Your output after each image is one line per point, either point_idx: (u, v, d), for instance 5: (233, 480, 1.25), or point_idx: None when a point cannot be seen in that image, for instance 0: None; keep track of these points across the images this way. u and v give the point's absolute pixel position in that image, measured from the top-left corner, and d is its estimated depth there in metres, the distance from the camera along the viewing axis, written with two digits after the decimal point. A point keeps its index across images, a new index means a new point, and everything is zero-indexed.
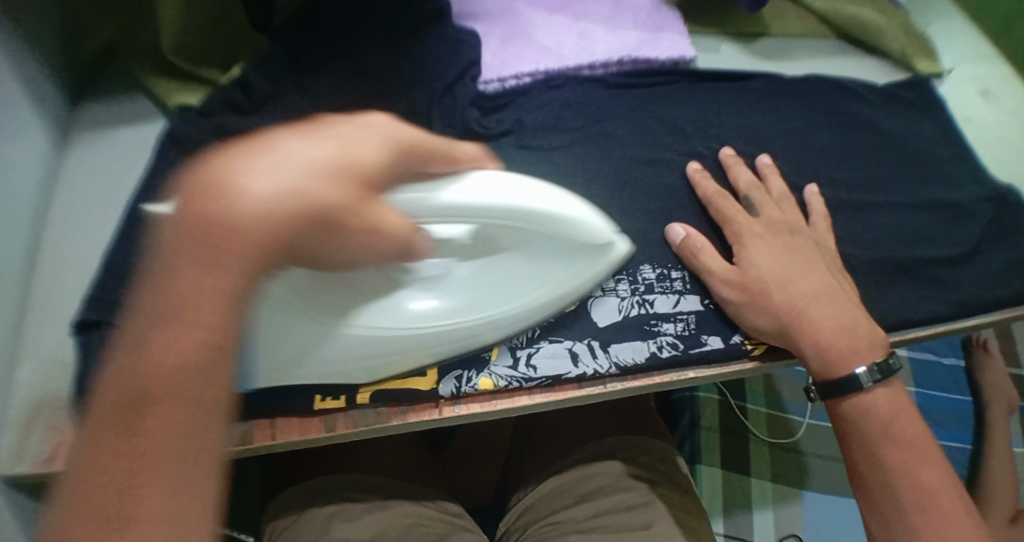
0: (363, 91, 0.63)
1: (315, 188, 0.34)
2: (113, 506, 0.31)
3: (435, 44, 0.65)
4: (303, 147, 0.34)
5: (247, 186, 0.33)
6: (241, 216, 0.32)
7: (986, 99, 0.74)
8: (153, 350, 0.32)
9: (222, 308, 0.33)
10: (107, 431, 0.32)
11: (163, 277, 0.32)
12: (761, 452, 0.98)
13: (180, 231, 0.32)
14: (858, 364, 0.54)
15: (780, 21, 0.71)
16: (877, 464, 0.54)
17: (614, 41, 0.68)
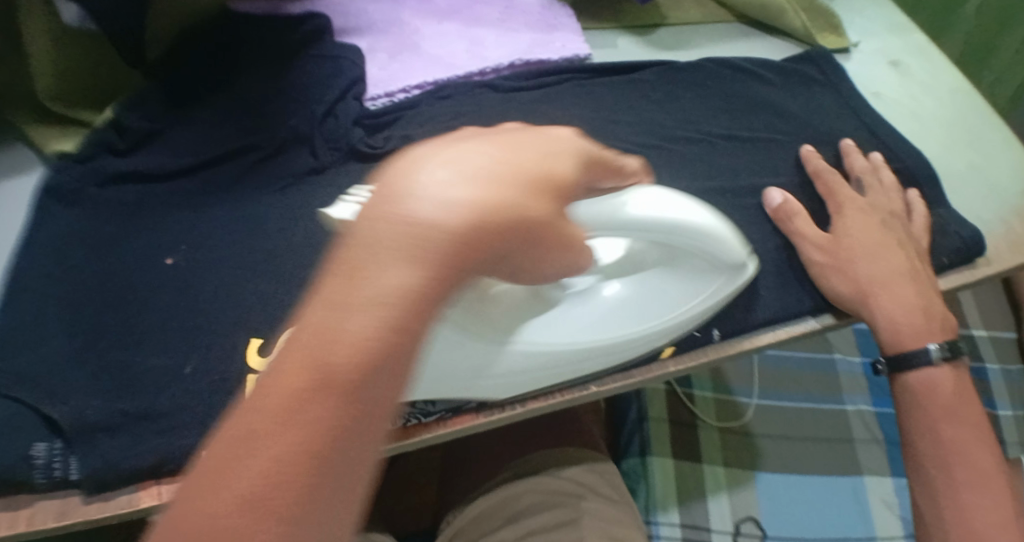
0: (243, 120, 0.61)
1: (523, 191, 0.32)
2: (316, 509, 0.27)
3: (318, 65, 0.63)
4: (527, 151, 0.34)
5: (430, 185, 0.30)
6: (440, 207, 0.30)
7: (896, 68, 0.72)
8: (341, 340, 0.28)
9: (398, 284, 0.29)
10: (256, 430, 0.27)
11: (351, 269, 0.29)
12: (710, 440, 0.99)
13: (430, 232, 0.29)
14: (930, 341, 0.56)
15: (677, 10, 0.70)
16: (937, 439, 0.57)
17: (506, 43, 0.65)
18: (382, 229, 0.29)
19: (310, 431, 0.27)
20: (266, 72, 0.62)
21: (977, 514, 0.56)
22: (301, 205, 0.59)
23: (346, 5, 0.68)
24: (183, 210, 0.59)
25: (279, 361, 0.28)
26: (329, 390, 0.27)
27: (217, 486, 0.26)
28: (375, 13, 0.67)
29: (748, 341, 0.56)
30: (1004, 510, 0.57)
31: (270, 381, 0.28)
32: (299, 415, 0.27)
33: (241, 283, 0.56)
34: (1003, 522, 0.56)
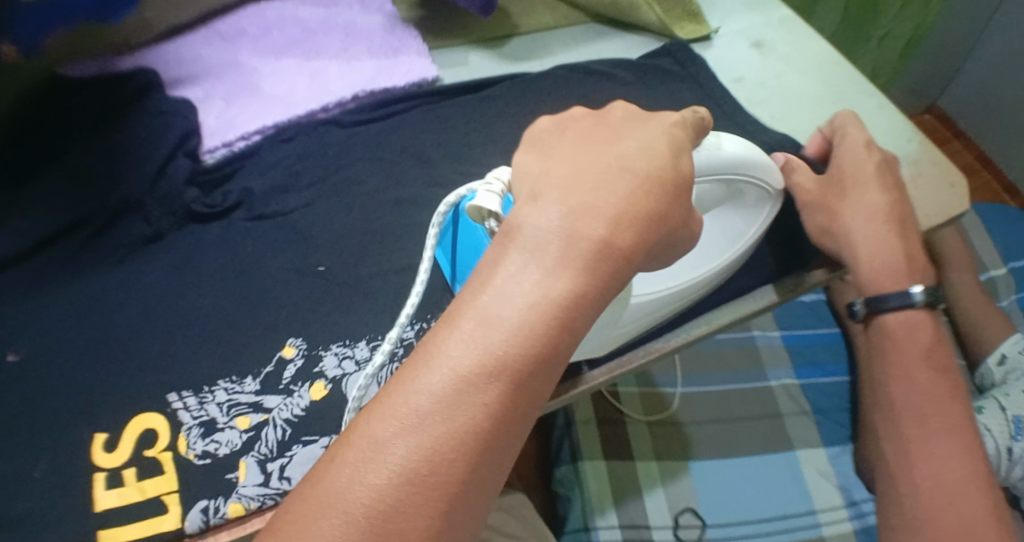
0: (68, 191, 0.56)
1: (649, 189, 0.37)
2: (486, 462, 0.32)
3: (146, 122, 0.59)
4: (590, 165, 0.38)
5: (556, 208, 0.36)
6: (585, 219, 0.36)
7: (762, 50, 0.71)
8: (497, 330, 0.33)
9: (540, 299, 0.34)
10: (419, 412, 0.32)
11: (497, 280, 0.34)
12: (640, 434, 0.96)
13: (579, 240, 0.35)
14: (912, 284, 0.56)
15: (528, 17, 0.67)
16: (911, 382, 0.57)
17: (350, 74, 0.62)
18: (526, 244, 0.35)
19: (483, 413, 0.32)
20: (90, 137, 0.58)
21: (937, 451, 0.57)
22: (146, 280, 0.55)
23: (179, 52, 0.64)
24: (16, 301, 0.53)
25: (433, 364, 0.33)
26: (494, 376, 0.33)
27: (372, 466, 0.31)
28: (210, 57, 0.63)
29: (617, 363, 0.54)
30: (962, 447, 0.57)
31: (423, 376, 0.33)
32: (456, 404, 0.32)
33: (82, 376, 0.51)
34: (957, 459, 0.57)
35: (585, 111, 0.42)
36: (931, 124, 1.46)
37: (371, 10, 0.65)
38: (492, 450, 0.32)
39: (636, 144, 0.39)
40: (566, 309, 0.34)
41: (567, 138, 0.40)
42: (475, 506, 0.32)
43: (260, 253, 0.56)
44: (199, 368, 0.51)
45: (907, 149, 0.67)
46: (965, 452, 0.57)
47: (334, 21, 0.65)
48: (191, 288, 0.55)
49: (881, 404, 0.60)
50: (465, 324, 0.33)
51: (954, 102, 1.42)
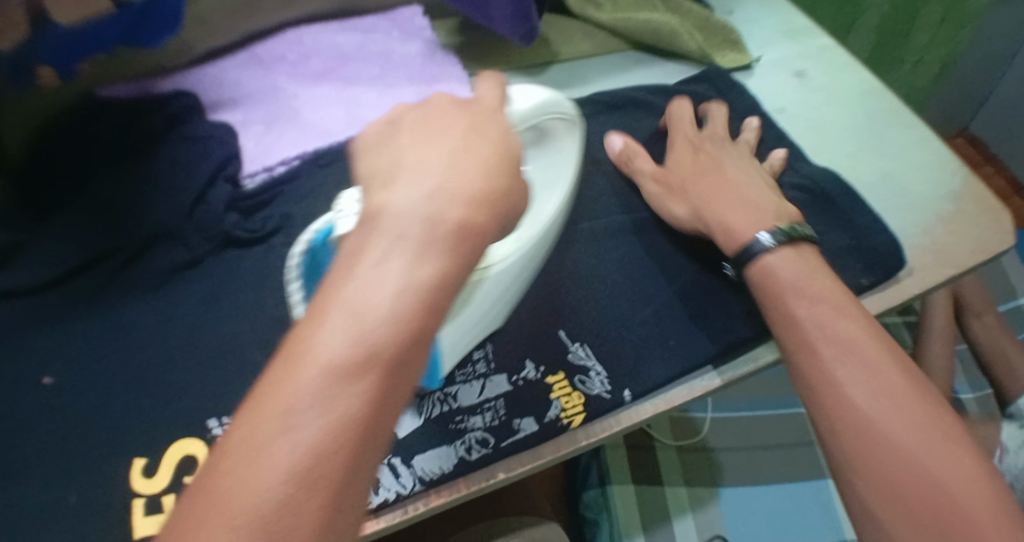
0: (105, 217, 0.57)
1: (490, 170, 0.40)
2: (368, 451, 0.31)
3: (183, 148, 0.59)
4: (444, 141, 0.40)
5: (410, 189, 0.37)
6: (443, 202, 0.37)
7: (801, 79, 0.70)
8: (369, 315, 0.32)
9: (403, 277, 0.33)
10: (297, 404, 0.30)
11: (370, 259, 0.34)
12: (669, 460, 0.95)
13: (440, 221, 0.36)
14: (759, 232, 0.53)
15: (567, 44, 0.67)
16: (804, 341, 0.49)
17: (387, 102, 0.62)
18: (390, 227, 0.35)
19: (361, 399, 0.31)
20: (120, 165, 0.58)
21: (854, 390, 0.46)
22: (185, 305, 0.56)
23: (220, 75, 0.63)
24: (60, 323, 0.55)
25: (302, 367, 0.31)
26: (376, 363, 0.32)
27: (259, 464, 0.30)
28: (249, 82, 0.63)
29: (660, 402, 0.53)
30: (890, 384, 0.46)
31: (298, 374, 0.31)
32: (332, 394, 0.31)
33: (124, 401, 0.52)
34: (892, 393, 0.46)
35: (410, 109, 0.45)
36: (964, 148, 1.44)
37: (408, 38, 0.66)
38: (368, 445, 0.31)
39: (468, 135, 0.41)
40: (426, 289, 0.34)
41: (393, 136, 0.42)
42: (359, 496, 0.31)
43: None
44: (238, 394, 0.53)
45: (948, 183, 0.66)
46: (883, 374, 0.47)
47: (371, 48, 0.65)
48: (227, 315, 0.55)
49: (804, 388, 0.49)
50: (336, 306, 0.32)
51: (987, 126, 1.40)
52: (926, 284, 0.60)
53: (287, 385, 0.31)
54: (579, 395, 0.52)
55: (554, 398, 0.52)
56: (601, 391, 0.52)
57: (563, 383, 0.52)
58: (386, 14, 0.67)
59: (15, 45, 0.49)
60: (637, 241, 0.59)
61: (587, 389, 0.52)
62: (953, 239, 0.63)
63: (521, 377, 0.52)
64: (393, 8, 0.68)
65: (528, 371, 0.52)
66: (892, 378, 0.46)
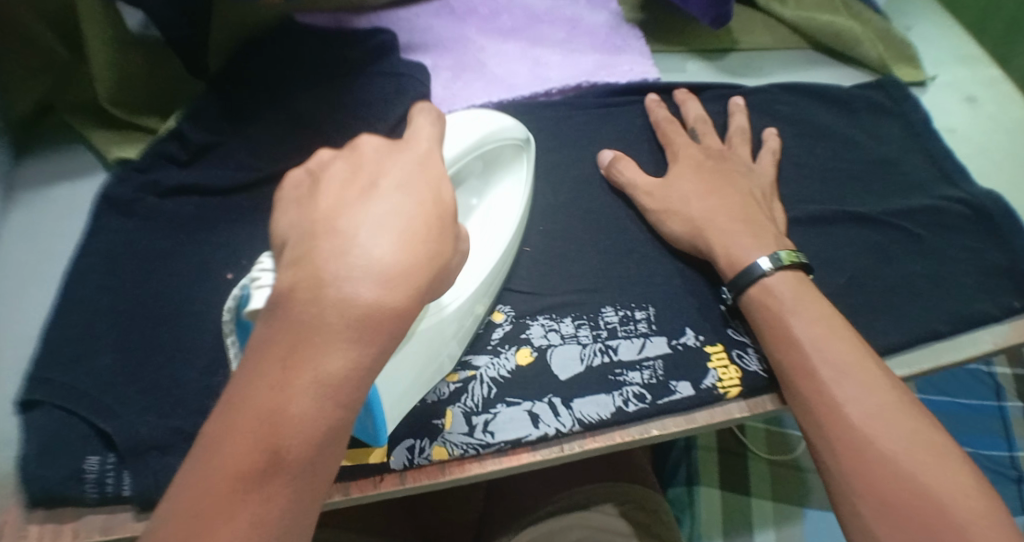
0: (302, 132, 0.63)
1: (421, 228, 0.34)
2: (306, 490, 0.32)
3: (378, 80, 0.63)
4: (330, 228, 0.33)
5: (372, 233, 0.33)
6: (326, 304, 0.32)
7: (973, 102, 0.70)
8: (304, 371, 0.31)
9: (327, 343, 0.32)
10: (245, 443, 0.31)
11: (268, 367, 0.32)
12: (759, 471, 0.92)
13: (347, 313, 0.32)
14: (760, 258, 0.52)
15: (749, 34, 0.68)
16: (838, 370, 0.47)
17: (569, 66, 0.65)
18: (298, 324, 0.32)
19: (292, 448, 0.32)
20: (320, 84, 0.64)
21: (852, 409, 0.46)
22: None
23: (412, 20, 0.67)
24: (255, 220, 0.61)
25: (247, 404, 0.32)
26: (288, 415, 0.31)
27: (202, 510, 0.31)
28: (440, 30, 0.67)
29: None
30: (886, 404, 0.46)
31: (245, 409, 0.32)
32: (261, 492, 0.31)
33: None
34: (898, 413, 0.46)
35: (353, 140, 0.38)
36: None
37: (597, 6, 0.67)
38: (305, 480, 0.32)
39: (373, 207, 0.34)
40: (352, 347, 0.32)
41: (320, 186, 0.36)
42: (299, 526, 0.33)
43: None
44: None
45: None
46: (877, 390, 0.47)
47: (561, 12, 0.67)
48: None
49: (803, 400, 0.48)
50: (249, 424, 0.31)
51: None
52: None
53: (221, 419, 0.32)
54: (737, 369, 0.52)
55: (711, 367, 0.53)
56: (758, 368, 0.53)
57: (722, 355, 0.53)
58: None
59: None
60: (802, 230, 0.59)
61: (745, 364, 0.53)
62: None
63: (681, 342, 0.53)
64: None
65: (687, 337, 0.54)
66: (889, 396, 0.47)
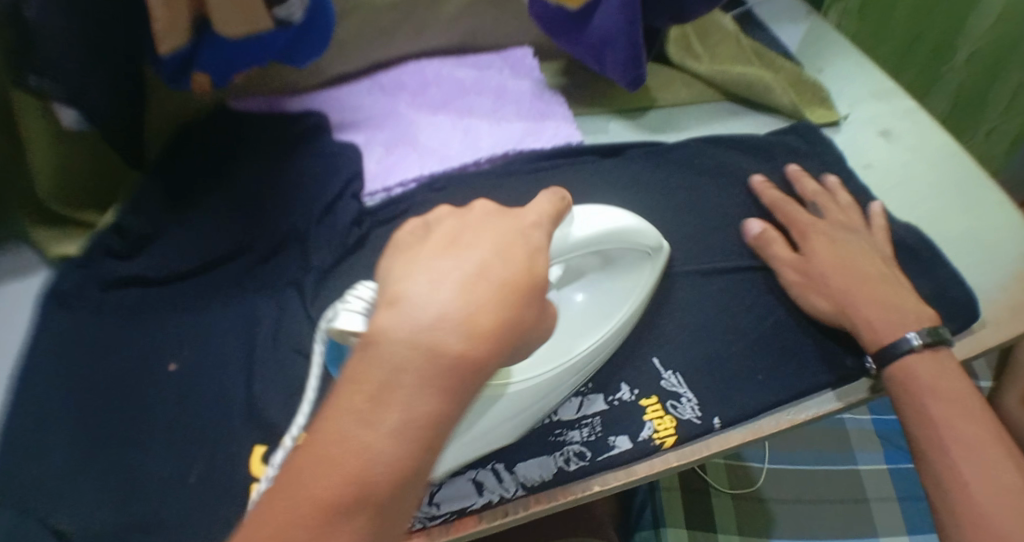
0: (243, 217, 0.64)
1: (509, 264, 0.38)
2: (417, 455, 0.34)
3: (312, 160, 0.65)
4: (446, 280, 0.36)
5: (457, 256, 0.37)
6: (444, 331, 0.34)
7: (886, 140, 0.72)
8: (430, 327, 0.34)
9: (441, 312, 0.35)
10: (391, 381, 0.34)
11: (371, 392, 0.33)
12: (724, 505, 0.95)
13: (438, 356, 0.34)
14: (907, 333, 0.55)
15: (666, 91, 0.71)
16: (976, 450, 0.50)
17: (498, 133, 0.68)
18: (389, 354, 0.34)
19: (426, 413, 0.34)
20: (254, 167, 0.66)
21: (981, 487, 0.49)
22: (297, 296, 0.60)
23: (344, 100, 0.70)
24: (199, 306, 0.61)
25: (382, 350, 0.34)
26: (390, 372, 0.34)
27: (323, 465, 0.33)
28: (371, 107, 0.70)
29: (750, 430, 0.55)
30: (1016, 481, 0.49)
31: (380, 354, 0.34)
32: (387, 449, 0.33)
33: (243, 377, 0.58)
34: (1011, 493, 0.48)
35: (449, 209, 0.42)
36: None
37: (520, 76, 0.71)
38: (407, 439, 0.33)
39: (484, 256, 0.37)
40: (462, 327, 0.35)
41: (430, 234, 0.39)
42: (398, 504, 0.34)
43: None
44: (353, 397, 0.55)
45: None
46: (1003, 468, 0.49)
47: (487, 83, 0.70)
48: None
49: (935, 481, 0.51)
50: (337, 443, 0.33)
51: None
52: (1001, 339, 0.60)
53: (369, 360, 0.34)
54: (671, 419, 0.54)
55: (647, 419, 0.54)
56: (692, 416, 0.54)
57: (656, 406, 0.54)
58: (499, 53, 0.73)
59: (177, 51, 0.57)
60: (729, 277, 0.62)
61: (679, 413, 0.54)
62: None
63: (617, 398, 0.55)
64: (507, 47, 0.74)
65: (623, 392, 0.55)
66: (1015, 475, 0.49)
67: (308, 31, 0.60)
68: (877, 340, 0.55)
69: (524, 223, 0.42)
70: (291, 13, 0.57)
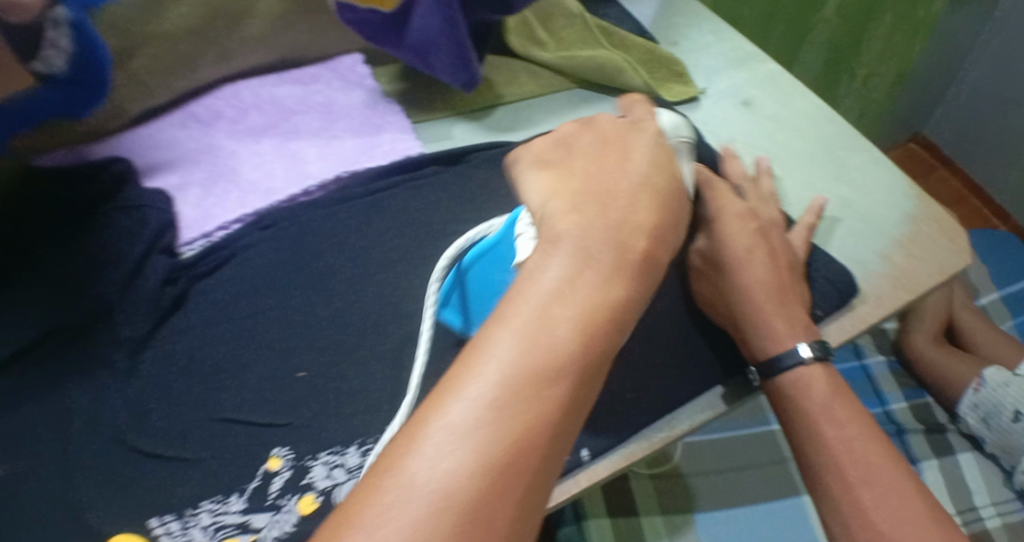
0: (45, 291, 0.53)
1: (648, 200, 0.41)
2: (575, 399, 0.34)
3: (118, 215, 0.57)
4: (608, 186, 0.41)
5: (613, 190, 0.41)
6: (621, 234, 0.39)
7: (749, 108, 0.69)
8: (609, 252, 0.38)
9: (620, 244, 0.38)
10: (535, 325, 0.34)
11: (549, 285, 0.36)
12: (644, 487, 0.93)
13: (624, 251, 0.38)
14: (799, 344, 0.52)
15: (512, 85, 0.66)
16: (869, 480, 0.49)
17: (329, 156, 0.62)
18: (535, 300, 0.35)
19: (574, 353, 0.34)
20: (58, 231, 0.56)
21: (880, 515, 0.48)
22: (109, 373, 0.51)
23: (153, 134, 0.61)
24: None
25: (528, 301, 0.35)
26: (580, 302, 0.36)
27: (448, 433, 0.32)
28: (187, 141, 0.61)
29: (621, 456, 0.50)
30: (916, 510, 0.48)
31: (524, 302, 0.35)
32: (535, 403, 0.33)
33: (45, 478, 0.47)
34: (910, 519, 0.48)
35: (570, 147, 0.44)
36: (918, 154, 1.39)
37: (350, 87, 0.65)
38: (588, 368, 0.35)
39: (636, 170, 0.42)
40: (644, 256, 0.39)
41: (558, 184, 0.42)
42: (556, 453, 0.34)
43: (232, 354, 0.52)
44: (180, 486, 0.47)
45: (903, 207, 0.63)
46: (904, 499, 0.49)
47: (313, 99, 0.64)
48: (157, 406, 0.50)
49: (832, 506, 0.50)
50: (459, 419, 0.32)
51: (937, 131, 1.36)
52: (884, 311, 0.57)
53: (513, 298, 0.36)
54: None
55: None
56: None
57: None
58: (326, 63, 0.67)
59: None
60: None
61: None
62: (926, 264, 0.59)
63: None
64: (333, 55, 0.68)
65: None
66: (916, 502, 0.49)
67: (82, 83, 0.54)
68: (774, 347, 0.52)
69: (624, 167, 0.42)
70: (52, 64, 0.51)
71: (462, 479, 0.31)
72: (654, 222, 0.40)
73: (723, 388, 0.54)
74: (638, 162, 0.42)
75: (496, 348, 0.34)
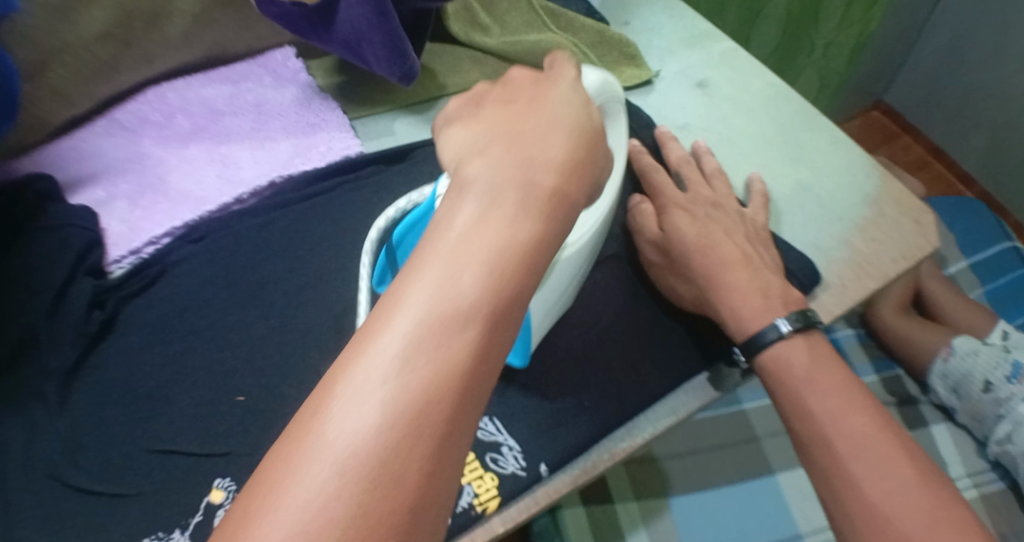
0: None
1: (569, 127, 0.35)
2: (489, 356, 0.29)
3: (37, 239, 0.52)
4: (520, 121, 0.35)
5: (526, 117, 0.35)
6: (533, 168, 0.33)
7: (703, 90, 0.66)
8: (522, 185, 0.32)
9: (538, 179, 0.32)
10: (442, 270, 0.29)
11: (455, 232, 0.30)
12: (617, 472, 0.91)
13: (534, 188, 0.32)
14: (778, 319, 0.49)
15: (455, 75, 0.63)
16: (856, 448, 0.45)
17: (264, 159, 0.58)
18: (441, 245, 0.30)
19: (486, 303, 0.29)
20: None
21: (870, 487, 0.44)
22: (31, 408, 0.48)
23: (73, 145, 0.57)
24: None
25: (431, 250, 0.30)
26: (489, 243, 0.30)
27: (341, 406, 0.27)
28: (112, 150, 0.57)
29: (580, 470, 0.49)
30: (907, 478, 0.45)
31: (428, 248, 0.30)
32: (440, 362, 0.28)
33: None
34: (901, 489, 0.44)
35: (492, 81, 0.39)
36: (879, 122, 1.39)
37: (283, 84, 0.62)
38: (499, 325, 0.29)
39: (550, 106, 0.36)
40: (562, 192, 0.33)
41: (476, 115, 0.37)
42: (469, 416, 0.29)
43: (167, 378, 0.49)
44: (115, 525, 0.44)
45: (863, 187, 0.61)
46: (895, 470, 0.45)
47: (243, 98, 0.60)
48: (86, 439, 0.47)
49: (819, 481, 0.47)
50: (349, 391, 0.27)
51: (898, 98, 1.36)
52: (847, 298, 0.56)
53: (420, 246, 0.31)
54: (493, 477, 0.46)
55: (465, 482, 0.46)
56: (516, 468, 0.47)
57: (475, 465, 0.47)
58: (256, 60, 0.63)
59: None
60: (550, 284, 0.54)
61: (501, 468, 0.47)
62: (887, 245, 0.58)
63: None
64: (264, 50, 0.64)
65: None
66: (908, 471, 0.45)
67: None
68: (739, 337, 0.50)
69: (540, 101, 0.36)
70: None
71: (359, 460, 0.26)
72: (574, 159, 0.34)
73: (692, 387, 0.53)
74: (548, 100, 0.36)
75: (395, 302, 0.29)
